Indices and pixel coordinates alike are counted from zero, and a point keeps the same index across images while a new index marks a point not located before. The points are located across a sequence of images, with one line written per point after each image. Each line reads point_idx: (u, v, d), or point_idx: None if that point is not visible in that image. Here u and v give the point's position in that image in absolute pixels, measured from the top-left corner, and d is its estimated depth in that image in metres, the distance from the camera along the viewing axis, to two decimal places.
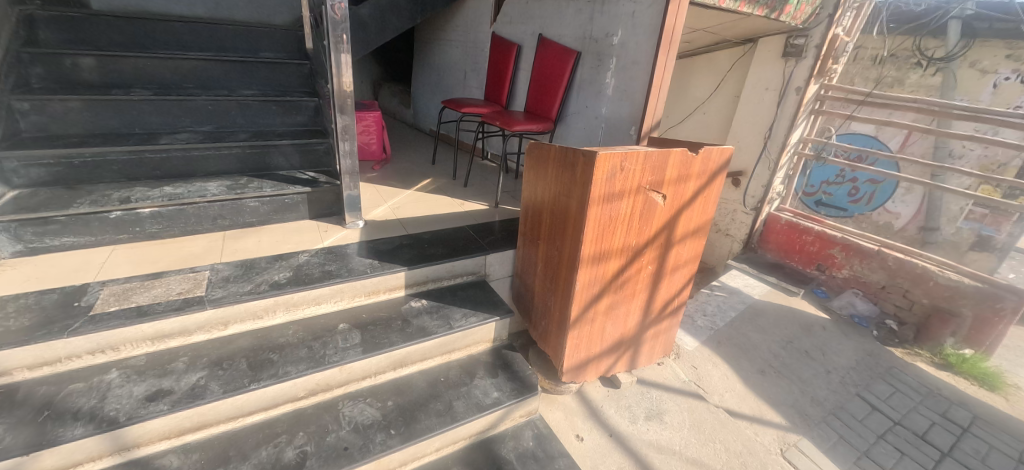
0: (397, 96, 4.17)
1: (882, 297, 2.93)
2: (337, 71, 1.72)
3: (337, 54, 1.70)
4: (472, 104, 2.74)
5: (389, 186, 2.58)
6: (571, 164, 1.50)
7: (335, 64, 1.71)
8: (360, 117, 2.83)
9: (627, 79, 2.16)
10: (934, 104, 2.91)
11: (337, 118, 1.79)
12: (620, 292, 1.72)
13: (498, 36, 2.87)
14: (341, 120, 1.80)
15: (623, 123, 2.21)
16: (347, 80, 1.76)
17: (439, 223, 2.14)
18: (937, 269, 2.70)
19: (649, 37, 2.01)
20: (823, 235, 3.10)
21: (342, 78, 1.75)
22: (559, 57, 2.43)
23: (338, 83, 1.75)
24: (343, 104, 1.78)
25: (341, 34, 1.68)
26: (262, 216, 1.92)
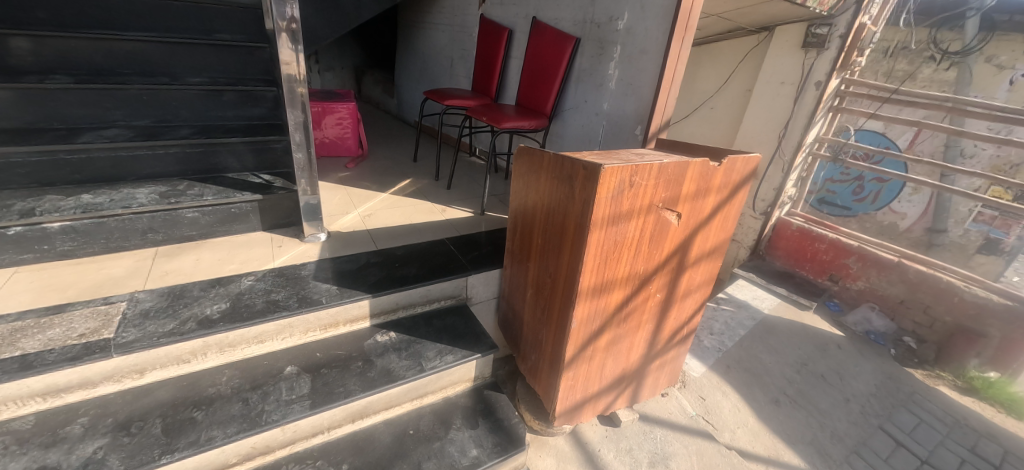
0: (380, 84, 3.83)
1: (900, 313, 2.71)
2: (283, 57, 1.42)
3: (283, 36, 1.40)
4: (457, 96, 2.45)
5: (362, 187, 2.30)
6: (568, 177, 1.22)
7: (282, 48, 1.42)
8: (331, 108, 2.52)
9: (633, 70, 1.88)
10: (965, 102, 2.65)
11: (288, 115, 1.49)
12: (624, 325, 1.47)
13: (488, 19, 2.55)
14: (292, 116, 1.50)
15: (628, 122, 1.94)
16: (298, 68, 1.46)
17: (415, 235, 1.87)
18: (962, 284, 2.49)
19: (661, 22, 1.73)
20: (838, 243, 2.88)
21: (292, 65, 1.45)
22: (554, 44, 2.13)
23: (287, 71, 1.46)
24: (294, 97, 1.49)
25: (289, 12, 1.38)
26: (203, 228, 1.62)
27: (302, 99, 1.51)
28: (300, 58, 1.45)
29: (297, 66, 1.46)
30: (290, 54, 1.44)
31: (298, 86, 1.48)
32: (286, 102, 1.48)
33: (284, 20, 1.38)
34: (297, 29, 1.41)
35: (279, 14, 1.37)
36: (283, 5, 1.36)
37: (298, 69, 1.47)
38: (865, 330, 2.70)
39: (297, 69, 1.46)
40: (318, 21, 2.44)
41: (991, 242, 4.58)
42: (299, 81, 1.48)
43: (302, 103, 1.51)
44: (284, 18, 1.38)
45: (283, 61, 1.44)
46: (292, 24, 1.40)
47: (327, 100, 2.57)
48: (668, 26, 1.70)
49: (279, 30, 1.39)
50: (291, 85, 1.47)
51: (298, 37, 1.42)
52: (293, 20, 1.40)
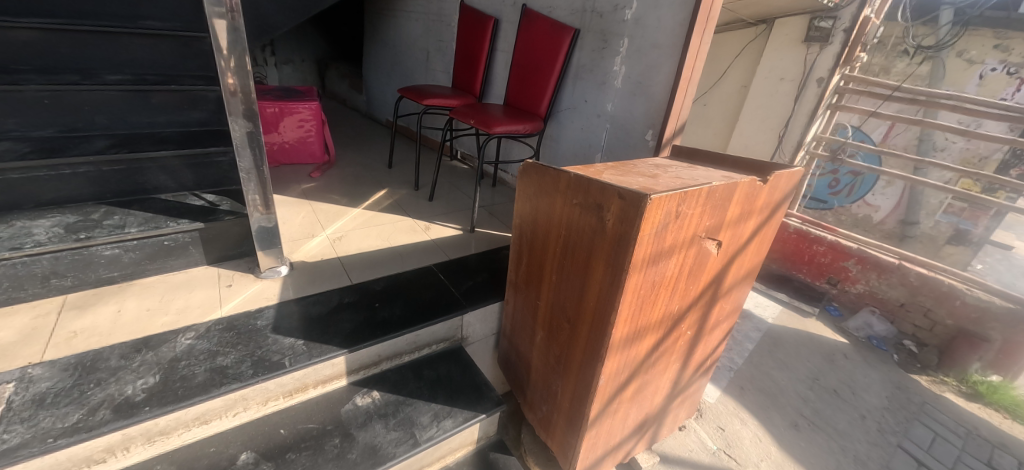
0: (346, 78, 3.46)
1: (900, 316, 2.64)
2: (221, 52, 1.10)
3: (220, 23, 1.09)
4: (438, 95, 2.16)
5: (330, 202, 1.98)
6: (595, 209, 0.98)
7: (219, 39, 1.11)
8: (291, 109, 2.19)
9: (642, 67, 1.65)
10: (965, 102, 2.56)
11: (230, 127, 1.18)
12: (653, 369, 1.26)
13: (469, 6, 2.26)
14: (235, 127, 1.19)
15: (637, 126, 1.72)
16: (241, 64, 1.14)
17: (397, 262, 1.58)
18: (963, 287, 2.42)
19: (678, 12, 1.50)
20: (836, 244, 2.80)
21: (232, 62, 1.14)
22: (549, 36, 1.88)
23: (227, 70, 1.14)
24: (239, 102, 1.18)
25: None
26: (128, 268, 1.29)
27: (251, 104, 1.20)
28: (245, 53, 1.15)
29: (241, 63, 1.15)
30: (231, 48, 1.13)
31: (242, 88, 1.18)
32: (228, 108, 1.17)
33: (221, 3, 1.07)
34: (240, 16, 1.11)
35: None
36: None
37: (244, 66, 1.16)
38: (868, 334, 2.62)
39: (240, 67, 1.16)
40: (273, 7, 2.09)
41: (959, 233, 4.85)
42: (245, 82, 1.17)
43: (248, 108, 1.20)
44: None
45: (221, 57, 1.13)
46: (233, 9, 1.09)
47: (286, 99, 2.23)
48: (687, 16, 1.48)
49: (213, 17, 1.08)
50: (233, 87, 1.16)
51: (241, 26, 1.11)
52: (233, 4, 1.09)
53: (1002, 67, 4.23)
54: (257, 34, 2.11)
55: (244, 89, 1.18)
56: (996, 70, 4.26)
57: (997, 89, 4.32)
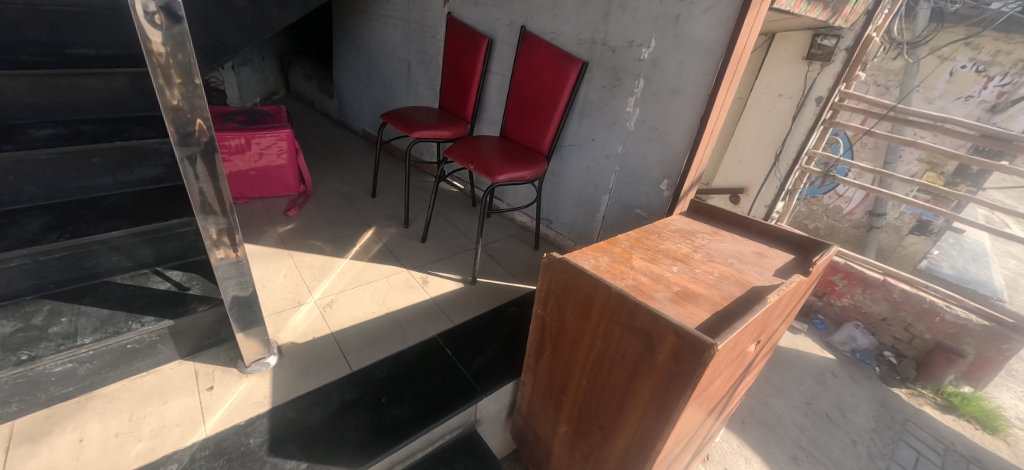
0: (315, 80, 3.15)
1: (881, 329, 2.73)
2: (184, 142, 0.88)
3: (178, 117, 0.85)
4: (427, 123, 1.97)
5: (313, 251, 1.78)
6: (642, 337, 0.88)
7: (174, 132, 0.86)
8: (256, 139, 1.95)
9: (659, 113, 1.52)
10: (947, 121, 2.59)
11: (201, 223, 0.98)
12: (682, 457, 1.20)
13: (458, 21, 2.03)
14: (209, 223, 0.99)
15: (650, 174, 1.61)
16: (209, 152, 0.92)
17: (398, 335, 1.44)
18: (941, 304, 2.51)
19: (704, 59, 1.37)
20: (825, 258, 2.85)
21: (196, 156, 0.91)
22: (553, 68, 1.70)
23: (189, 166, 0.91)
24: (210, 200, 0.97)
25: (182, 78, 0.83)
26: (86, 379, 1.10)
27: (224, 196, 0.98)
28: (211, 143, 0.91)
29: (206, 153, 0.92)
30: (193, 140, 0.89)
31: (212, 185, 0.95)
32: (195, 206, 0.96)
33: (176, 88, 0.84)
34: (203, 103, 0.88)
35: (164, 80, 0.82)
36: (172, 62, 0.81)
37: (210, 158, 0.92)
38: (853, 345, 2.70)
39: (207, 162, 0.93)
40: (230, 23, 1.81)
41: (921, 224, 5.07)
42: (212, 177, 0.94)
43: (222, 203, 0.98)
44: (169, 73, 0.82)
45: (179, 151, 0.89)
46: (192, 94, 0.86)
47: (253, 127, 1.98)
48: (714, 66, 1.35)
49: (168, 106, 0.84)
50: (200, 184, 0.94)
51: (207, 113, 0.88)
52: (194, 88, 0.85)
53: (971, 64, 4.17)
54: (212, 57, 1.83)
55: (212, 184, 0.95)
56: (966, 67, 4.19)
57: (964, 86, 4.26)
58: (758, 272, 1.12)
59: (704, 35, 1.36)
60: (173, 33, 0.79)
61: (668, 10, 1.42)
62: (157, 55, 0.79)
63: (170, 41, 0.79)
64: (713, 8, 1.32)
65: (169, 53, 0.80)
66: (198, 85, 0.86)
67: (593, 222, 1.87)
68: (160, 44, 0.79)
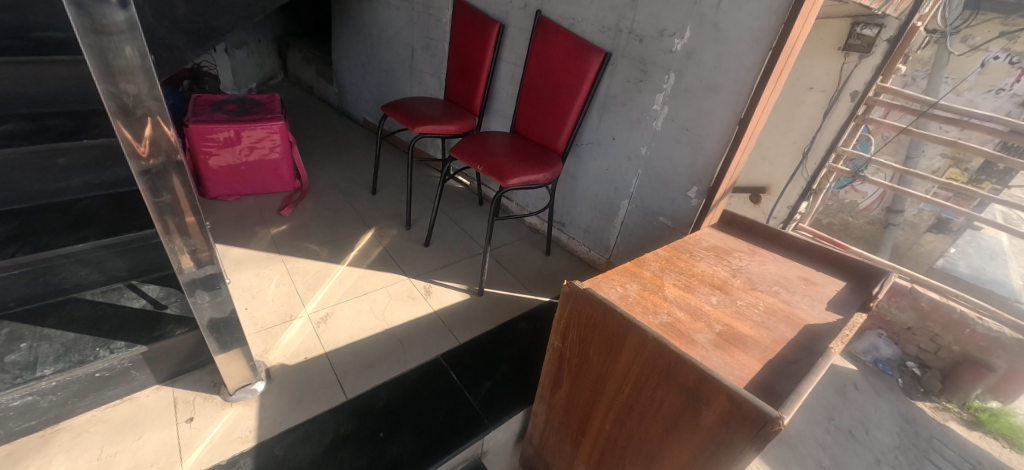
0: (313, 64, 2.96)
1: (905, 338, 2.58)
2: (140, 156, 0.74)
3: (133, 125, 0.71)
4: (431, 117, 1.81)
5: (307, 256, 1.65)
6: (683, 391, 0.75)
7: (128, 144, 0.72)
8: (246, 131, 1.80)
9: (691, 113, 1.36)
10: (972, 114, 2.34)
11: (166, 243, 0.84)
12: None
13: (467, 3, 1.85)
14: (174, 244, 0.85)
15: (677, 180, 1.46)
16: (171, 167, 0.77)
17: (399, 355, 1.32)
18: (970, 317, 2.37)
19: (748, 53, 1.20)
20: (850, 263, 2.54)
21: (157, 170, 0.76)
22: (572, 59, 1.53)
23: (148, 181, 0.77)
24: (177, 220, 0.83)
25: (135, 78, 0.68)
26: (49, 411, 0.99)
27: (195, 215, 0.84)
28: (176, 157, 0.77)
29: (169, 169, 0.77)
30: (154, 151, 0.75)
31: (178, 204, 0.81)
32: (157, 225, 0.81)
33: (128, 93, 0.69)
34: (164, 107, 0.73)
35: (112, 82, 0.67)
36: (121, 60, 0.66)
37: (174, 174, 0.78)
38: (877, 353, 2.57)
39: (172, 177, 0.78)
40: (218, 4, 1.63)
41: (941, 221, 4.84)
42: (179, 194, 0.80)
43: (191, 223, 0.85)
44: (120, 74, 0.67)
45: (136, 167, 0.74)
46: (148, 99, 0.71)
47: (243, 118, 1.82)
48: (760, 61, 1.19)
49: (120, 111, 0.69)
50: (164, 201, 0.79)
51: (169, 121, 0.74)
52: (151, 91, 0.71)
53: (1005, 55, 3.61)
54: (197, 41, 1.63)
55: (177, 203, 0.81)
56: (999, 58, 3.63)
57: (997, 78, 3.69)
58: (808, 305, 0.98)
59: (749, 25, 1.19)
60: (121, 24, 0.64)
61: None
62: (103, 52, 0.65)
63: (117, 35, 0.64)
64: None
65: (118, 50, 0.65)
66: (155, 88, 0.71)
67: (611, 227, 1.73)
68: (107, 38, 0.64)
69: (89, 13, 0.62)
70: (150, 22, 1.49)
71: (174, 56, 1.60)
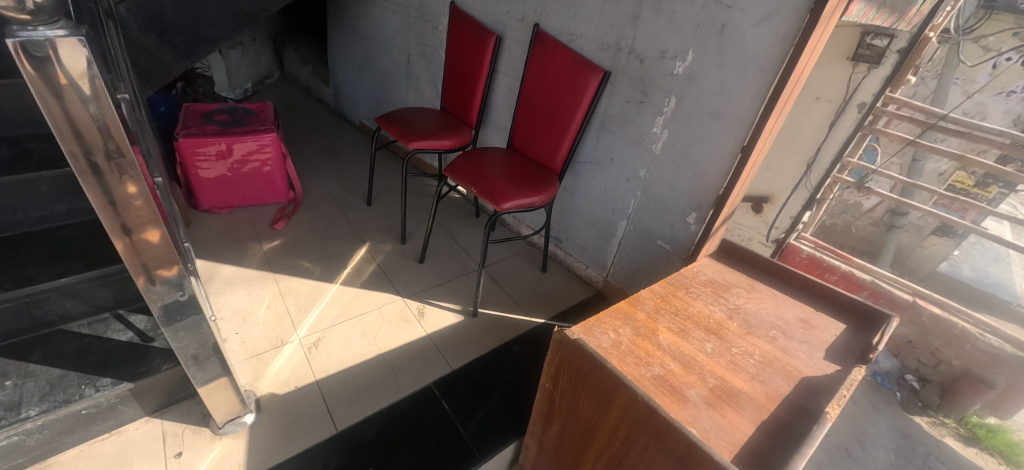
0: (310, 64, 2.91)
1: (904, 351, 2.30)
2: (108, 208, 0.71)
3: (99, 180, 0.68)
4: (426, 130, 1.77)
5: (299, 274, 1.63)
6: (673, 457, 0.73)
7: (99, 199, 0.69)
8: (236, 143, 1.76)
9: (692, 138, 1.32)
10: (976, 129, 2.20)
11: (143, 287, 0.82)
12: None
13: (463, 13, 1.79)
14: (151, 287, 0.82)
15: (676, 205, 1.43)
16: (141, 216, 0.74)
17: (390, 384, 1.31)
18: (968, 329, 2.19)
19: (753, 81, 1.16)
20: (851, 271, 2.39)
21: (127, 220, 0.73)
22: (570, 77, 1.48)
23: (121, 231, 0.74)
24: (154, 269, 0.80)
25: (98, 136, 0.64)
26: (34, 449, 0.97)
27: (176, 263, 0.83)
28: (147, 208, 0.73)
29: (147, 221, 0.75)
30: (123, 203, 0.71)
31: (156, 253, 0.79)
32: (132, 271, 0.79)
33: (96, 152, 0.66)
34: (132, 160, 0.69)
35: (73, 141, 0.63)
36: (82, 119, 0.62)
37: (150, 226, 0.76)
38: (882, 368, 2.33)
39: (146, 228, 0.76)
40: (209, 12, 1.56)
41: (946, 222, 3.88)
42: (155, 245, 0.78)
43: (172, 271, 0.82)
44: (82, 131, 0.63)
45: (107, 218, 0.72)
46: (114, 154, 0.67)
47: (234, 130, 1.79)
48: (764, 91, 1.14)
49: (85, 168, 0.66)
50: (138, 249, 0.77)
51: (140, 176, 0.71)
52: (118, 147, 0.67)
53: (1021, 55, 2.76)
54: (184, 51, 1.58)
55: (155, 253, 0.79)
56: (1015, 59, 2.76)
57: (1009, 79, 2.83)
58: (806, 354, 0.95)
59: (754, 53, 1.14)
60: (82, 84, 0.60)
61: (711, 18, 1.18)
62: (64, 113, 0.61)
63: (76, 94, 0.60)
64: (768, 21, 1.09)
65: (77, 109, 0.61)
66: (122, 144, 0.67)
67: (609, 246, 1.70)
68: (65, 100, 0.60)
69: (45, 75, 0.57)
70: (136, 35, 1.46)
71: (161, 67, 1.57)
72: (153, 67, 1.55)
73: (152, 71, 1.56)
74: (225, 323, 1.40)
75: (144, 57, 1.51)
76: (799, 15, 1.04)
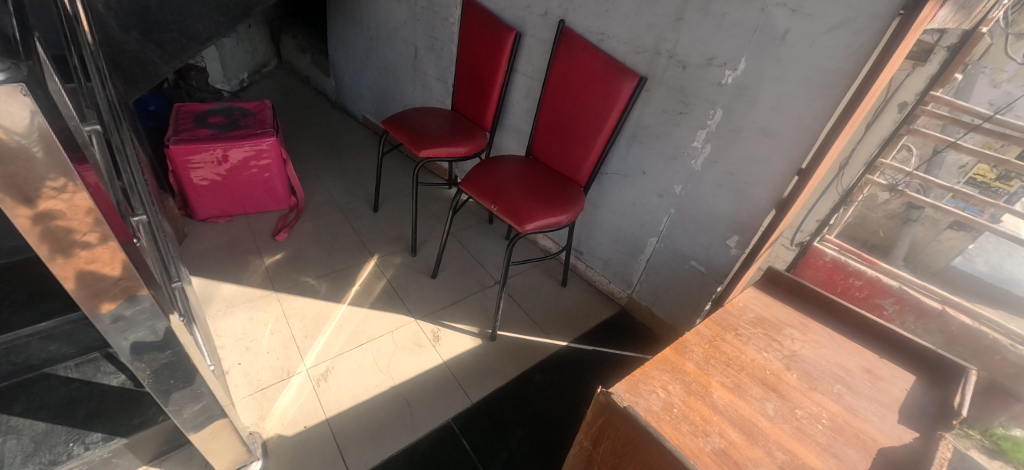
0: (309, 53, 2.73)
1: None
2: (58, 255, 0.54)
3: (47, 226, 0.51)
4: (437, 136, 1.63)
5: (305, 294, 1.52)
6: None
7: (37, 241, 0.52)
8: (230, 149, 1.62)
9: (739, 156, 1.19)
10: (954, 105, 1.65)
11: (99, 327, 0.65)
12: None
13: (478, 6, 1.63)
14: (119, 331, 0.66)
15: (714, 226, 1.32)
16: (99, 255, 0.57)
17: (406, 421, 1.22)
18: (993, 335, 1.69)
19: (817, 97, 1.03)
20: (873, 272, 1.61)
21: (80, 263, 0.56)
22: (600, 83, 1.34)
23: (75, 273, 0.57)
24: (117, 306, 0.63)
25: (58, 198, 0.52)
26: None
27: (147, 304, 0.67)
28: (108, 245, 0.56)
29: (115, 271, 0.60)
30: (86, 255, 0.56)
31: (131, 312, 0.66)
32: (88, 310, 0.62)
33: (38, 201, 0.49)
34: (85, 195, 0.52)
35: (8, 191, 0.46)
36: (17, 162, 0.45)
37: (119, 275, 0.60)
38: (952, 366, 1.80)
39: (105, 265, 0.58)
40: (193, 8, 1.42)
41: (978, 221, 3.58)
42: (122, 290, 0.62)
43: (149, 322, 0.68)
44: (25, 180, 0.47)
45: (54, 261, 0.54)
46: (64, 195, 0.50)
47: (227, 134, 1.65)
48: (831, 109, 1.01)
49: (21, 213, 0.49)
50: (99, 290, 0.60)
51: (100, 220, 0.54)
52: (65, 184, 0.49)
53: None
54: (172, 53, 1.45)
55: (123, 300, 0.63)
56: None
57: None
58: (877, 416, 0.87)
59: (820, 65, 1.00)
60: (21, 134, 0.44)
61: (771, 23, 1.04)
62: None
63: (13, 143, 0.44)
64: (841, 30, 0.96)
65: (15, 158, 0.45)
66: (79, 191, 0.51)
67: (636, 263, 1.59)
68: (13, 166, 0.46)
69: None
70: (116, 33, 1.32)
71: (146, 69, 1.44)
72: (139, 69, 1.43)
73: (138, 74, 1.44)
74: (226, 353, 1.29)
75: (127, 58, 1.39)
76: (880, 25, 0.91)
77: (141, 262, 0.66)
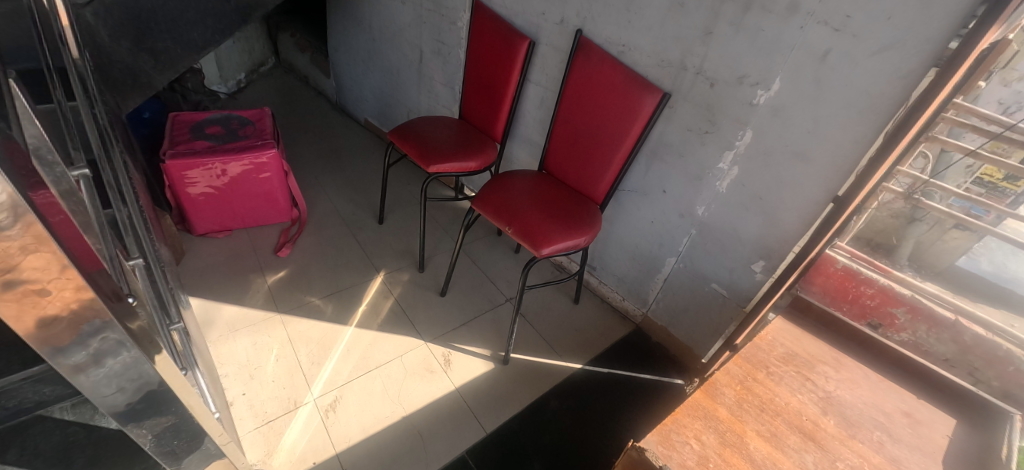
0: (308, 52, 2.64)
1: None
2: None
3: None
4: (445, 148, 1.55)
5: (310, 315, 1.46)
6: None
7: None
8: (227, 162, 1.55)
9: (769, 180, 1.13)
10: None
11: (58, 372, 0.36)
12: None
13: (489, 11, 1.54)
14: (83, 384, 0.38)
15: (740, 250, 1.26)
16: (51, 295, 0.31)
17: (419, 455, 1.17)
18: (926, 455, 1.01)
19: (859, 122, 0.96)
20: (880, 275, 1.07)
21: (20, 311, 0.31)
22: (620, 98, 1.27)
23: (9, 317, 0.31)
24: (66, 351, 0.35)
25: None
26: None
27: (119, 335, 0.38)
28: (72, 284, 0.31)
29: (66, 297, 0.32)
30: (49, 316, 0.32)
31: (96, 348, 0.36)
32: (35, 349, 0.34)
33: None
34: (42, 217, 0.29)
35: None
36: None
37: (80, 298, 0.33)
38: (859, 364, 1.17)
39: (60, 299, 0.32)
40: (185, 14, 1.32)
41: None
42: (77, 326, 0.34)
43: (118, 365, 0.39)
44: None
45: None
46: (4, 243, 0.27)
47: (225, 146, 1.57)
48: (873, 135, 0.95)
49: None
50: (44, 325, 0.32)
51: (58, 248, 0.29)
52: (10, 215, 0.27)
53: None
54: (165, 62, 1.36)
55: (76, 332, 0.34)
56: None
57: None
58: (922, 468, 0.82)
59: (864, 89, 0.93)
60: None
61: (811, 42, 0.97)
62: None
63: None
64: (890, 53, 0.89)
65: None
66: (36, 225, 0.28)
67: (652, 283, 1.54)
68: None
69: None
70: (106, 44, 1.23)
71: (139, 80, 1.35)
72: (130, 80, 1.34)
73: (129, 85, 1.34)
74: (230, 382, 1.24)
75: (119, 71, 1.29)
76: (934, 50, 0.84)
77: (111, 289, 0.38)
